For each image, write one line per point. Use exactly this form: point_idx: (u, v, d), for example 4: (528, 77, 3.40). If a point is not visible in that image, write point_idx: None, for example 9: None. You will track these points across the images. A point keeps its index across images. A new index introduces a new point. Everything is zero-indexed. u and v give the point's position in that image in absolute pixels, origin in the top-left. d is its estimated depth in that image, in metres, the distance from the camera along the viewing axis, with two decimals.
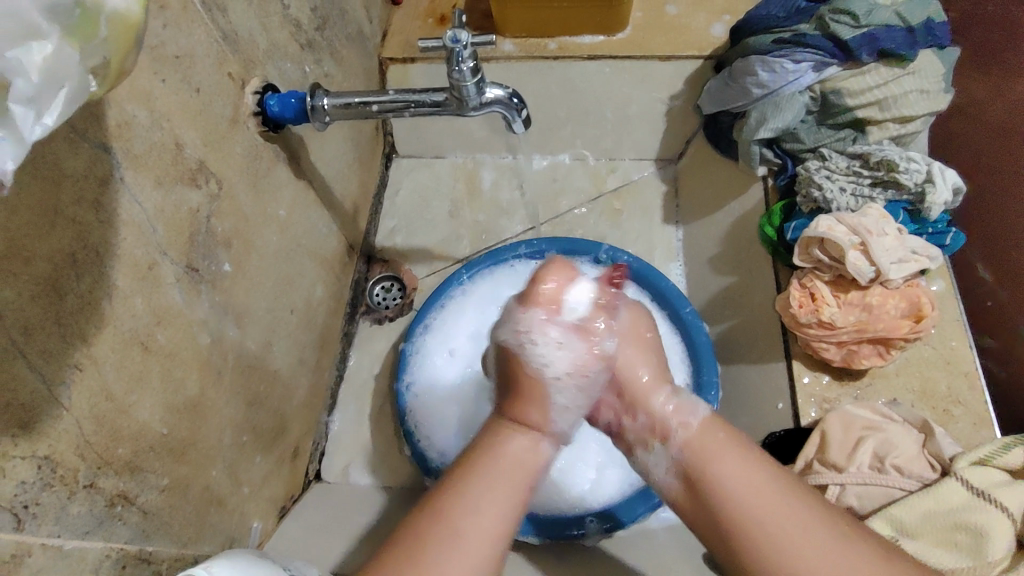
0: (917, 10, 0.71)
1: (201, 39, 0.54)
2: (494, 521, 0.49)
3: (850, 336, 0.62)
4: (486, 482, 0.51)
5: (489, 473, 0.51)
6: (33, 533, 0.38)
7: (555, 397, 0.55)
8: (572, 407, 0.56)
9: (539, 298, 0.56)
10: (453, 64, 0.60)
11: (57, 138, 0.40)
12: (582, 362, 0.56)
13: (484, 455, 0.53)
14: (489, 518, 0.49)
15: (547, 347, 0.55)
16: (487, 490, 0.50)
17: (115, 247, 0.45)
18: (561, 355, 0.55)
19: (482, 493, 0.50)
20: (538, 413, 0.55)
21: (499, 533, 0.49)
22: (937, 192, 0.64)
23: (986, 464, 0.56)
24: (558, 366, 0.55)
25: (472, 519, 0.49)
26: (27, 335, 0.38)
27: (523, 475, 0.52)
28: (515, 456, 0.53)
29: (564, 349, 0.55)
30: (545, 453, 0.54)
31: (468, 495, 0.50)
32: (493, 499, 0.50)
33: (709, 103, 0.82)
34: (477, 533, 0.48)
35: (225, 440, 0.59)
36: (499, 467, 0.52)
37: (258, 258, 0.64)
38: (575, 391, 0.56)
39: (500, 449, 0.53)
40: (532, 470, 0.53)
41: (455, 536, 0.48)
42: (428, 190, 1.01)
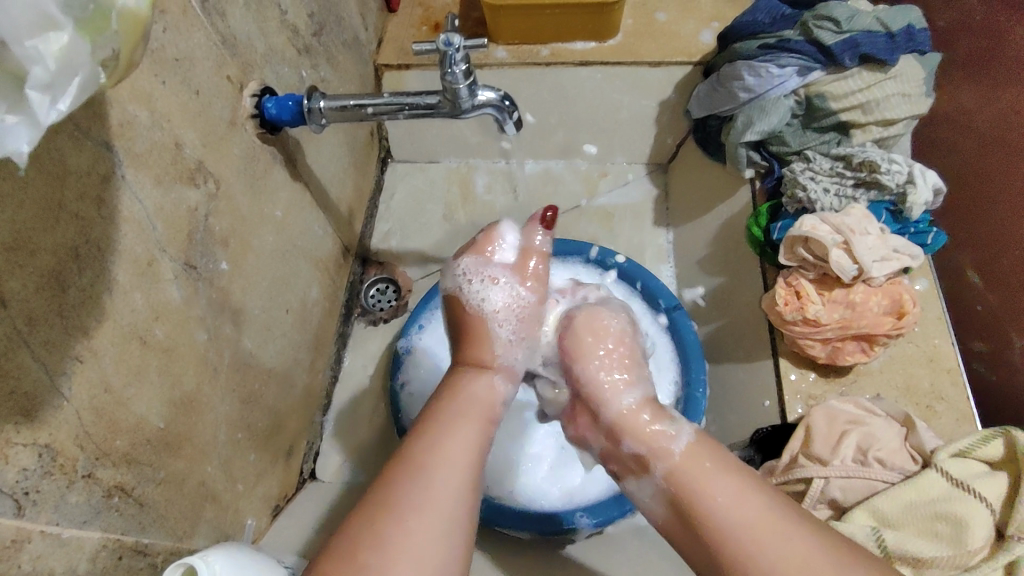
0: (899, 17, 0.73)
1: (201, 42, 0.56)
2: (460, 461, 0.52)
3: (835, 334, 0.64)
4: (455, 423, 0.54)
5: (454, 416, 0.54)
6: (32, 520, 0.39)
7: (495, 329, 0.62)
8: (514, 339, 0.63)
9: (480, 251, 0.64)
10: (446, 67, 0.62)
11: (61, 135, 0.41)
12: (516, 300, 0.63)
13: (451, 396, 0.57)
14: (457, 453, 0.52)
15: (487, 292, 0.63)
16: (451, 429, 0.53)
17: (116, 243, 0.46)
18: (495, 295, 0.63)
19: (448, 429, 0.53)
20: (483, 346, 0.61)
21: (470, 467, 0.52)
22: (918, 193, 0.66)
23: (965, 455, 0.58)
24: (493, 301, 0.63)
25: (442, 453, 0.51)
26: (31, 326, 0.39)
27: (484, 411, 0.56)
28: (467, 391, 0.57)
29: (504, 294, 0.63)
30: (496, 387, 0.59)
31: (438, 437, 0.53)
32: (458, 440, 0.53)
33: (698, 108, 0.84)
34: (445, 465, 0.51)
35: (220, 436, 0.60)
36: (458, 405, 0.56)
37: (254, 258, 0.66)
38: (516, 324, 0.63)
39: (459, 387, 0.58)
40: (483, 408, 0.56)
41: (425, 467, 0.50)
42: (423, 194, 1.03)
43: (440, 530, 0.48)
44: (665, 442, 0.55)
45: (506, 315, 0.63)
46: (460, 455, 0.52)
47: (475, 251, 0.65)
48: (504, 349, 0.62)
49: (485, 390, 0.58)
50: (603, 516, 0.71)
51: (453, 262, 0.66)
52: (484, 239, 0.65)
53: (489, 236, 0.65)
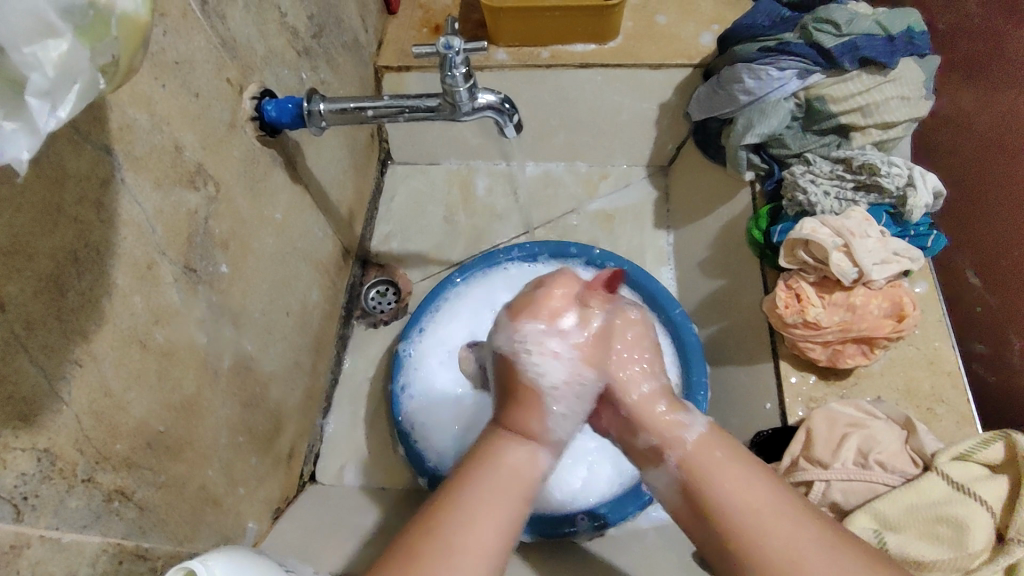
0: (897, 20, 0.73)
1: (201, 45, 0.56)
2: (486, 538, 0.47)
3: (835, 336, 0.64)
4: (482, 494, 0.48)
5: (483, 485, 0.49)
6: (31, 525, 0.39)
7: (551, 404, 0.54)
8: (570, 415, 0.55)
9: (541, 310, 0.56)
10: (446, 70, 0.62)
11: (60, 139, 0.41)
12: (578, 374, 0.55)
13: (479, 464, 0.51)
14: (487, 530, 0.47)
15: (541, 356, 0.55)
16: (478, 501, 0.48)
17: (116, 246, 0.46)
18: (556, 366, 0.55)
19: (478, 501, 0.48)
20: (533, 417, 0.54)
21: (497, 547, 0.47)
22: (918, 195, 0.65)
23: (966, 458, 0.57)
24: (553, 375, 0.54)
25: (469, 532, 0.46)
26: (29, 331, 0.39)
27: (519, 488, 0.50)
28: (503, 464, 0.51)
29: (560, 361, 0.55)
30: (539, 464, 0.52)
31: (466, 511, 0.47)
32: (486, 515, 0.47)
33: (698, 110, 0.84)
34: (473, 548, 0.46)
35: (220, 440, 0.60)
36: (490, 478, 0.50)
37: (255, 260, 0.66)
38: (573, 400, 0.55)
39: (497, 457, 0.52)
40: (518, 480, 0.50)
41: (450, 550, 0.45)
42: (422, 196, 1.03)
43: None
44: (678, 431, 0.53)
45: (563, 386, 0.55)
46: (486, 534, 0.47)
47: (538, 309, 0.56)
48: (555, 423, 0.54)
49: (524, 464, 0.52)
50: (604, 519, 0.71)
51: (510, 324, 0.57)
52: (548, 293, 0.57)
53: (551, 293, 0.57)
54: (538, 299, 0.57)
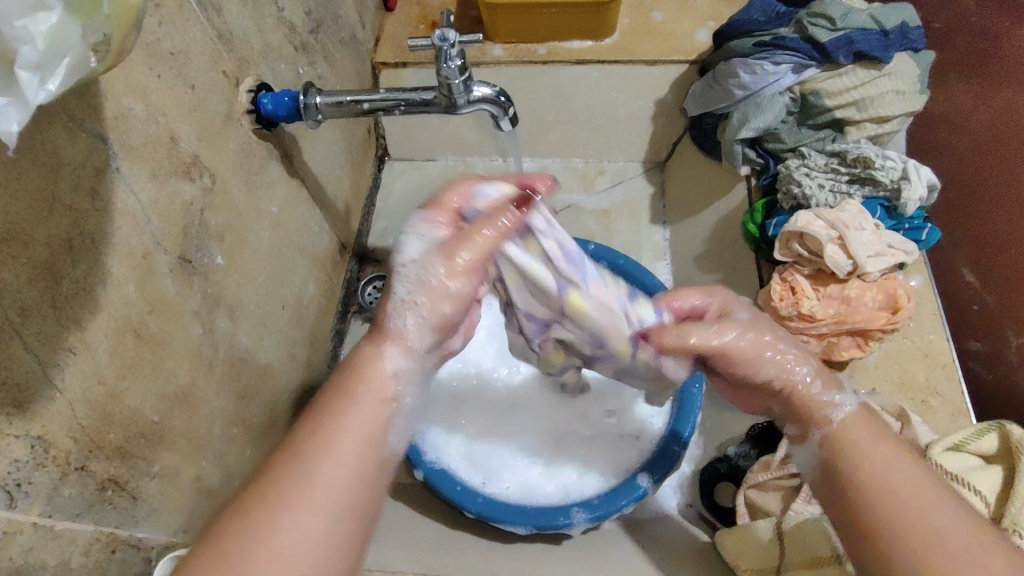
0: (892, 14, 0.73)
1: (197, 37, 0.56)
2: (345, 453, 0.39)
3: (830, 328, 0.65)
4: (341, 404, 0.41)
5: (347, 397, 0.41)
6: (24, 511, 0.39)
7: (393, 288, 0.46)
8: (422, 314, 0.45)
9: (442, 202, 0.50)
10: (442, 62, 0.62)
11: (55, 126, 0.41)
12: (431, 267, 0.46)
13: (352, 379, 0.42)
14: (355, 441, 0.40)
15: (411, 235, 0.48)
16: (337, 411, 0.40)
17: (110, 235, 0.46)
18: (413, 245, 0.47)
19: (345, 409, 0.41)
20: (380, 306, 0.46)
21: (365, 460, 0.40)
22: (912, 188, 0.66)
23: (960, 448, 0.58)
24: (409, 255, 0.47)
25: (337, 442, 0.39)
26: (23, 317, 0.39)
27: (379, 399, 0.42)
28: (360, 364, 0.43)
29: (425, 242, 0.47)
30: (391, 364, 0.43)
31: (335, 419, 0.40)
32: (347, 426, 0.40)
33: (693, 105, 0.83)
34: (339, 458, 0.39)
35: (215, 431, 0.60)
36: (357, 384, 0.42)
37: (251, 252, 0.66)
38: (427, 300, 0.45)
39: (360, 360, 0.43)
40: (378, 384, 0.42)
41: (314, 461, 0.38)
42: (419, 192, 1.03)
43: (313, 534, 0.36)
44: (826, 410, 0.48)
45: (419, 266, 0.46)
46: (346, 447, 0.39)
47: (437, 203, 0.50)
48: (402, 313, 0.45)
49: (388, 371, 0.43)
50: (601, 512, 0.71)
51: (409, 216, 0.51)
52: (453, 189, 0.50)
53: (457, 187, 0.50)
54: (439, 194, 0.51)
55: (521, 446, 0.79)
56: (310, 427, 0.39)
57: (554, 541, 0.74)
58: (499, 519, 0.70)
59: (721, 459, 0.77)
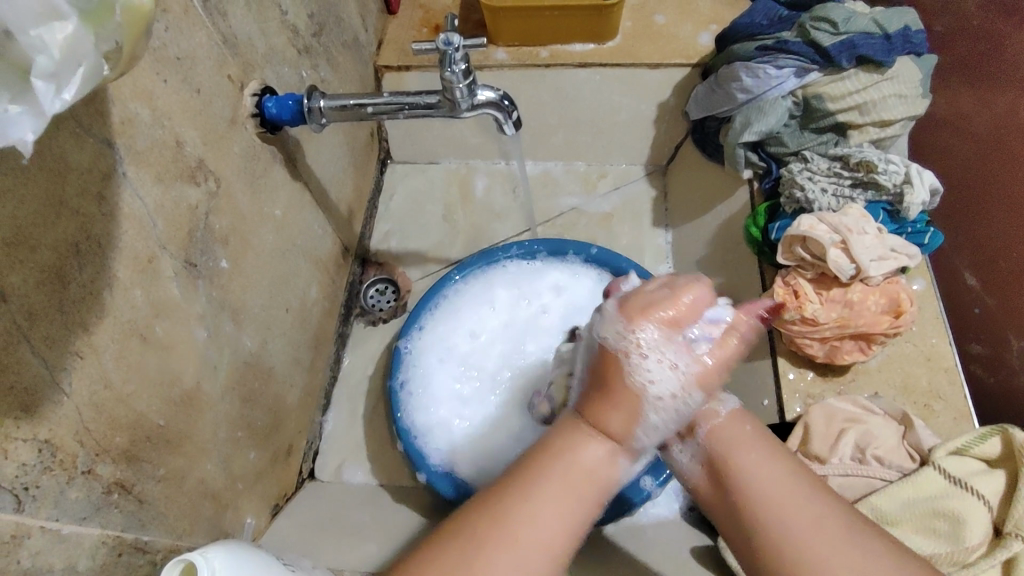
0: (895, 19, 0.74)
1: (202, 41, 0.56)
2: (550, 533, 0.46)
3: (833, 332, 0.64)
4: (548, 488, 0.46)
5: (550, 479, 0.47)
6: (31, 515, 0.39)
7: (648, 414, 0.48)
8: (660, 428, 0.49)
9: (658, 312, 0.48)
10: (446, 66, 0.62)
11: (63, 132, 0.41)
12: (683, 390, 0.48)
13: (554, 459, 0.47)
14: (552, 525, 0.46)
15: (655, 361, 0.47)
16: (544, 492, 0.46)
17: (115, 239, 0.46)
18: (667, 377, 0.47)
19: (550, 493, 0.46)
20: (618, 417, 0.47)
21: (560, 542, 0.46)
22: (914, 192, 0.66)
23: (962, 452, 0.58)
24: (662, 386, 0.47)
25: (536, 525, 0.45)
26: (31, 321, 0.39)
27: (589, 488, 0.47)
28: (575, 458, 0.47)
29: (675, 373, 0.48)
30: (607, 461, 0.48)
31: (535, 500, 0.46)
32: (552, 509, 0.46)
33: (695, 109, 0.85)
34: (538, 544, 0.45)
35: (219, 434, 0.60)
36: (562, 471, 0.47)
37: (254, 256, 0.66)
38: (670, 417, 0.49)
39: (569, 451, 0.47)
40: (590, 478, 0.47)
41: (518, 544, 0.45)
42: (421, 195, 1.03)
43: None
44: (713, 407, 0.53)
45: (663, 399, 0.48)
46: (549, 528, 0.46)
47: (659, 310, 0.48)
48: (645, 435, 0.49)
49: (596, 464, 0.47)
50: (604, 515, 0.71)
51: (627, 327, 0.48)
52: (675, 296, 0.48)
53: (683, 292, 0.49)
54: (675, 295, 0.48)
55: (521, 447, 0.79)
56: (514, 506, 0.46)
57: None
58: None
59: None
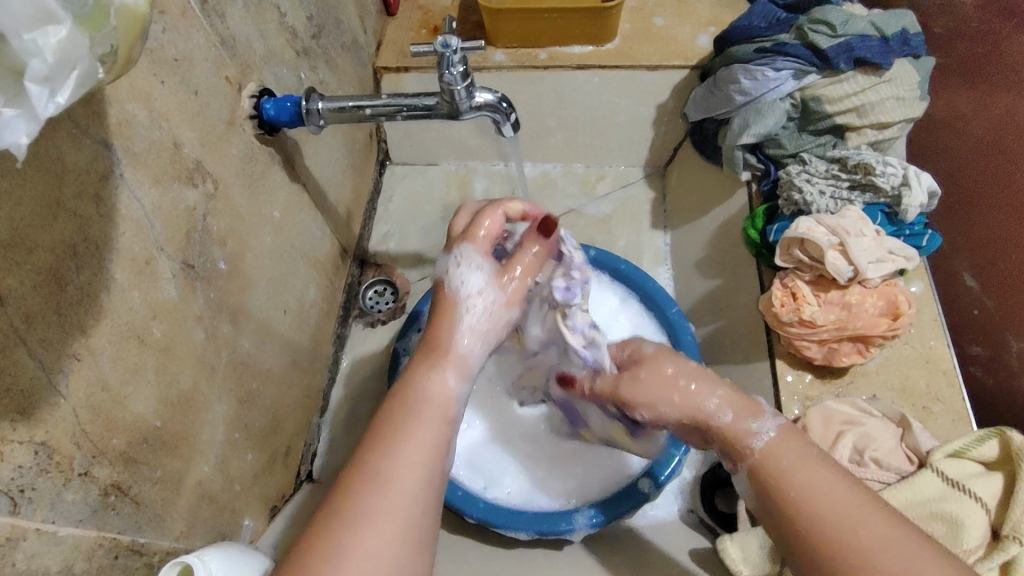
0: (892, 21, 0.74)
1: (200, 43, 0.56)
2: (421, 463, 0.44)
3: (831, 335, 0.64)
4: (409, 421, 0.46)
5: (402, 418, 0.46)
6: (28, 517, 0.39)
7: (464, 314, 0.51)
8: (485, 334, 0.52)
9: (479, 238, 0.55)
10: (444, 68, 0.62)
11: (60, 133, 0.41)
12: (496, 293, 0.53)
13: (402, 404, 0.47)
14: (415, 458, 0.44)
15: (463, 266, 0.53)
16: (405, 434, 0.45)
17: (113, 241, 0.46)
18: (471, 274, 0.53)
19: (402, 429, 0.45)
20: (446, 327, 0.51)
21: (427, 476, 0.44)
22: (912, 195, 0.66)
23: (961, 455, 0.58)
24: (471, 283, 0.52)
25: (395, 459, 0.44)
26: (28, 323, 0.39)
27: (441, 415, 0.47)
28: (420, 392, 0.48)
29: (482, 273, 0.53)
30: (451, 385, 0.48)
31: (392, 439, 0.45)
32: (417, 440, 0.45)
33: (694, 110, 0.85)
34: (401, 475, 0.43)
35: (217, 436, 0.60)
36: (411, 408, 0.47)
37: (253, 257, 0.66)
38: (487, 317, 0.52)
39: (413, 389, 0.48)
40: (440, 405, 0.47)
41: (376, 479, 0.42)
42: (420, 196, 1.03)
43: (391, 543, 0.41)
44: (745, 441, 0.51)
45: (483, 300, 0.52)
46: (410, 461, 0.44)
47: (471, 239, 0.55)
48: (468, 337, 0.51)
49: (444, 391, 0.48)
50: (602, 518, 0.71)
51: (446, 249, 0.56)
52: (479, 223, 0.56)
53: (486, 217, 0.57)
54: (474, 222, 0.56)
55: (520, 452, 0.79)
56: (372, 450, 0.44)
57: (555, 548, 0.74)
58: (498, 522, 0.71)
59: (721, 463, 0.76)
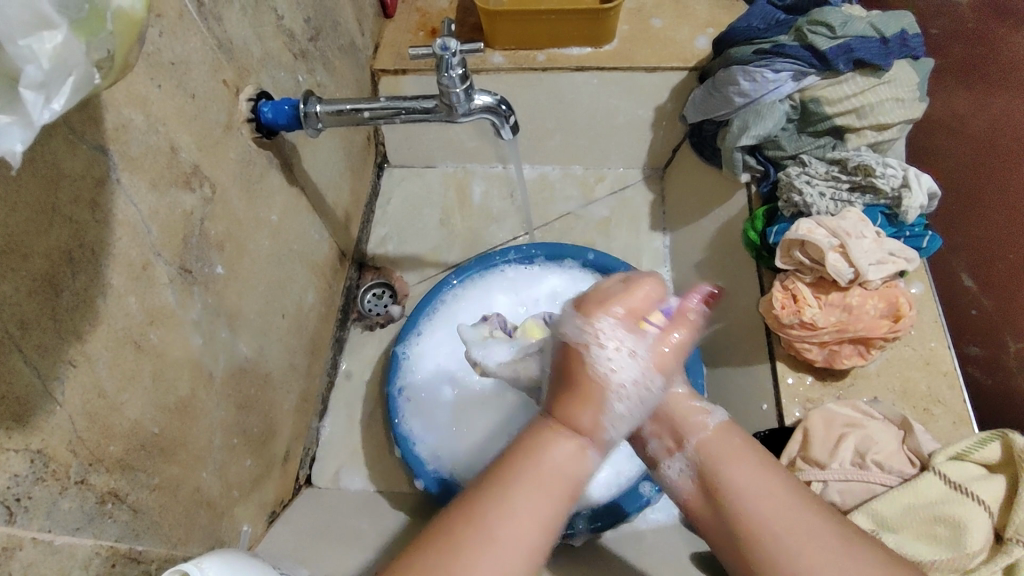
0: (891, 22, 0.74)
1: (197, 47, 0.55)
2: (525, 530, 0.45)
3: (832, 337, 0.64)
4: (522, 486, 0.46)
5: (521, 481, 0.46)
6: (24, 527, 0.38)
7: (610, 402, 0.49)
8: (623, 416, 0.50)
9: (632, 304, 0.50)
10: (443, 71, 0.61)
11: (55, 138, 0.41)
12: (643, 379, 0.50)
13: (522, 461, 0.47)
14: (528, 525, 0.45)
15: (614, 349, 0.49)
16: (521, 496, 0.46)
17: (110, 246, 0.46)
18: (628, 362, 0.49)
19: (521, 494, 0.46)
20: (585, 409, 0.48)
21: (537, 542, 0.45)
22: (913, 196, 0.66)
23: (963, 458, 0.58)
24: (623, 373, 0.48)
25: (512, 523, 0.45)
26: (23, 330, 0.38)
27: (561, 486, 0.47)
28: (545, 454, 0.47)
29: (633, 358, 0.49)
30: (572, 454, 0.48)
31: (506, 501, 0.45)
32: (527, 505, 0.45)
33: (693, 112, 0.85)
34: (515, 541, 0.44)
35: (215, 442, 0.59)
36: (535, 472, 0.46)
37: (250, 262, 0.65)
38: (632, 403, 0.50)
39: (543, 449, 0.48)
40: (559, 472, 0.47)
41: (491, 541, 0.44)
42: (418, 198, 1.03)
43: None
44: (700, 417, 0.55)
45: (631, 388, 0.49)
46: (525, 525, 0.45)
47: (615, 302, 0.50)
48: (609, 423, 0.49)
49: (568, 459, 0.47)
50: (603, 521, 0.71)
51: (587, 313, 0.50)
52: (628, 292, 0.52)
53: (634, 290, 0.51)
54: (617, 298, 0.51)
55: None
56: (487, 506, 0.45)
57: None
58: None
59: None
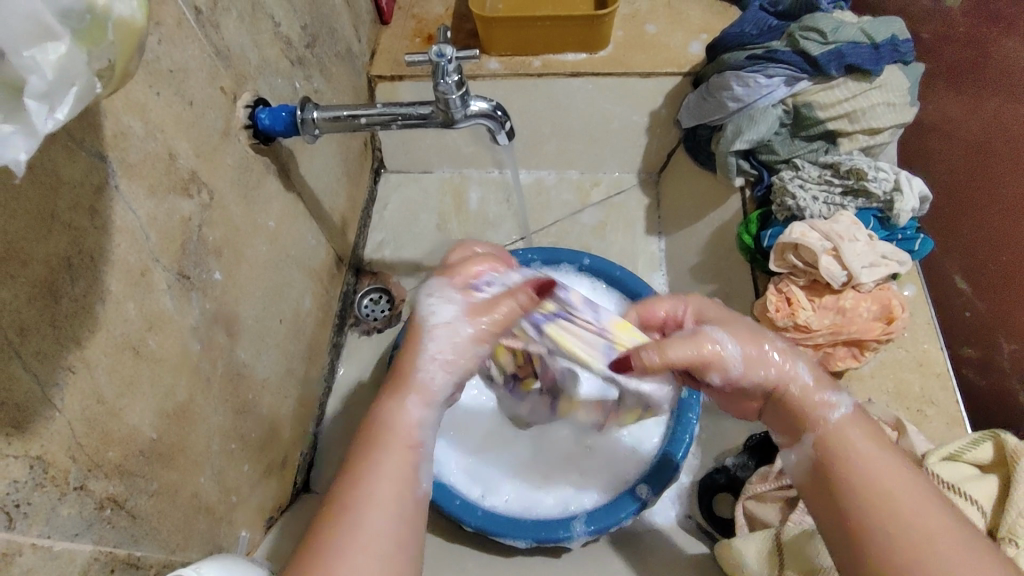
0: (882, 28, 0.74)
1: (195, 54, 0.56)
2: (385, 497, 0.42)
3: (825, 339, 0.65)
4: (374, 455, 0.44)
5: (369, 450, 0.44)
6: (23, 532, 0.38)
7: (426, 347, 0.46)
8: (445, 366, 0.46)
9: (460, 271, 0.49)
10: (438, 77, 0.62)
11: (57, 146, 0.41)
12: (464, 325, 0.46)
13: (365, 441, 0.45)
14: (383, 487, 0.42)
15: (434, 298, 0.48)
16: (374, 464, 0.43)
17: (109, 254, 0.46)
18: (443, 306, 0.47)
19: (369, 461, 0.43)
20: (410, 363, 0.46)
21: (397, 503, 0.42)
22: (904, 200, 0.67)
23: (956, 458, 0.59)
24: (439, 317, 0.47)
25: (365, 491, 0.42)
26: (22, 336, 0.38)
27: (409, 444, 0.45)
28: (385, 420, 0.45)
29: (453, 307, 0.47)
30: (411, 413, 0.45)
31: (357, 474, 0.43)
32: (379, 470, 0.43)
33: (687, 117, 0.85)
34: (375, 503, 0.42)
35: (212, 446, 0.59)
36: (375, 438, 0.44)
37: (248, 267, 0.66)
38: (450, 352, 0.46)
39: (379, 418, 0.46)
40: (405, 432, 0.45)
41: (348, 509, 0.41)
42: (415, 204, 1.03)
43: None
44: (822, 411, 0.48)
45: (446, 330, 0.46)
46: (384, 490, 0.42)
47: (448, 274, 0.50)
48: (431, 368, 0.46)
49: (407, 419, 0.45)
50: (600, 525, 0.71)
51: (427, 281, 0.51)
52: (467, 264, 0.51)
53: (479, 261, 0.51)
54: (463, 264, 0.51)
55: (517, 462, 0.79)
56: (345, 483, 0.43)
57: (555, 556, 0.74)
58: (497, 531, 0.71)
59: (719, 469, 0.78)
